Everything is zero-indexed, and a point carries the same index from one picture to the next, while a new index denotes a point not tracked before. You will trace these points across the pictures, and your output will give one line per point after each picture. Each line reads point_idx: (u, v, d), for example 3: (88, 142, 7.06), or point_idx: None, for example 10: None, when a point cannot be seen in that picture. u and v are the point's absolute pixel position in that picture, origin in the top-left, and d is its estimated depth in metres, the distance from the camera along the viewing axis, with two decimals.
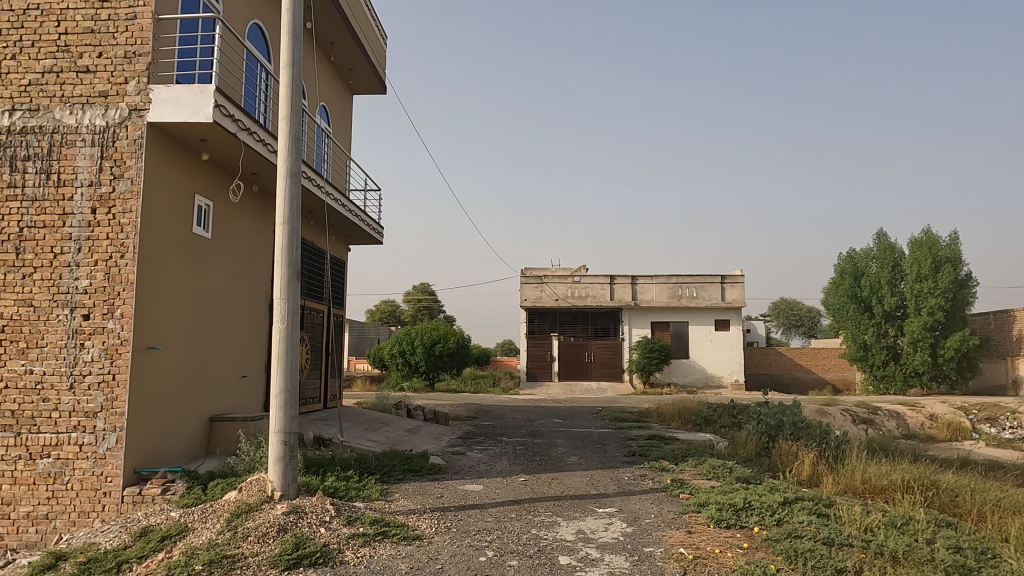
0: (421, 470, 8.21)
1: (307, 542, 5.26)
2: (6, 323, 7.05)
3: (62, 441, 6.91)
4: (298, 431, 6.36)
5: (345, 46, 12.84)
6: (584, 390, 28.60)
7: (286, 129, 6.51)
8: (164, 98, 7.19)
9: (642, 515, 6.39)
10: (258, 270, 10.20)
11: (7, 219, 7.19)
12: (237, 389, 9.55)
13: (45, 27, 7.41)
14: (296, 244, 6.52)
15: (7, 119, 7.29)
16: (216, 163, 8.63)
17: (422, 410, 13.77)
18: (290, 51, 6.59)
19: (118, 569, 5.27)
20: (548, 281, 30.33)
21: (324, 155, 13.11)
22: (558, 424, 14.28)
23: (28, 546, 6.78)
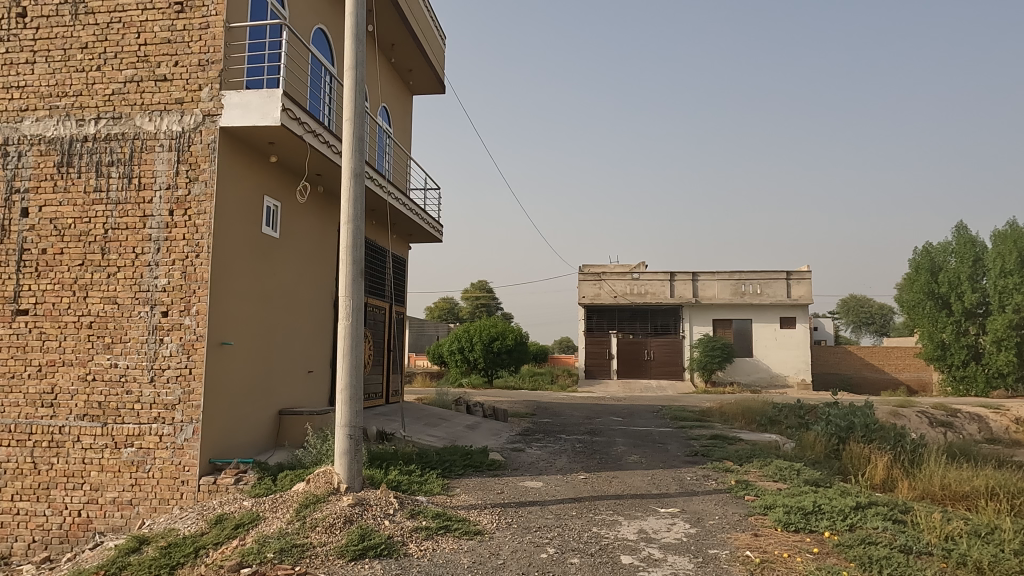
0: (481, 466, 8.27)
1: (372, 534, 5.39)
2: (93, 319, 7.48)
3: (143, 431, 7.28)
4: (362, 425, 6.50)
5: (405, 47, 13.02)
6: (643, 388, 28.22)
7: (349, 130, 6.67)
8: (235, 103, 7.47)
9: (706, 516, 6.25)
10: (322, 268, 10.46)
11: (93, 220, 7.62)
12: (305, 384, 9.87)
13: (126, 39, 7.82)
14: (360, 242, 6.67)
15: (93, 127, 7.73)
16: (283, 165, 8.92)
17: (482, 407, 13.87)
18: (353, 54, 6.74)
19: (196, 554, 5.53)
20: (607, 278, 30.07)
21: (385, 154, 13.33)
22: (618, 422, 14.13)
23: (114, 530, 7.19)
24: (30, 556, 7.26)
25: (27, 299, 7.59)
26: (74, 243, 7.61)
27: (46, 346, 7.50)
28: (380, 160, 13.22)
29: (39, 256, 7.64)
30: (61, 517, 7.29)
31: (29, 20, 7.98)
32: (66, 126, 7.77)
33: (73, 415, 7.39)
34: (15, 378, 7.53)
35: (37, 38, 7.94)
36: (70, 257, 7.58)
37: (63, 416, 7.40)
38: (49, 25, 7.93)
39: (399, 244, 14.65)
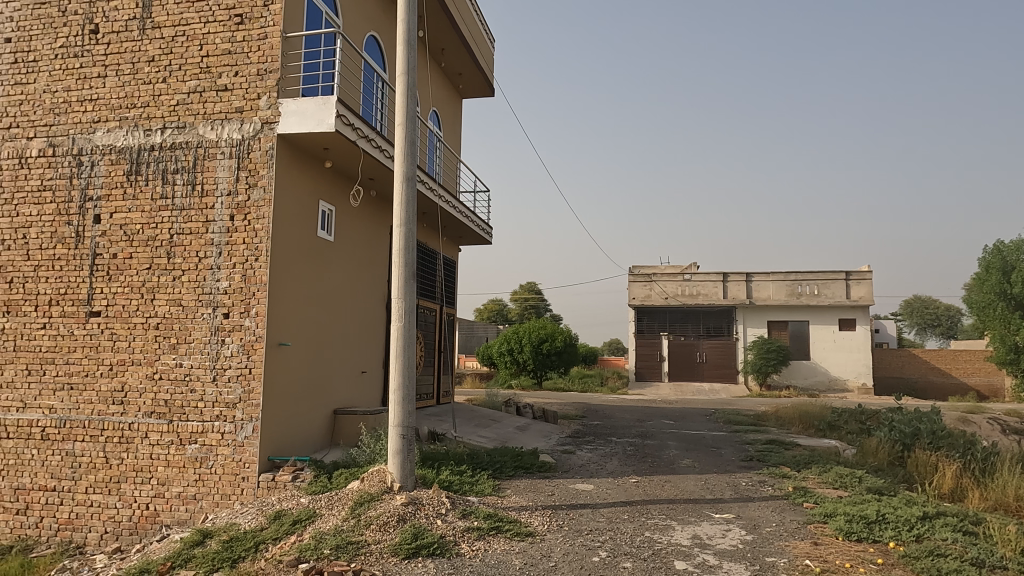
0: (531, 467, 8.28)
1: (425, 533, 5.46)
2: (160, 321, 7.81)
3: (207, 428, 7.56)
4: (415, 426, 6.59)
5: (454, 51, 13.14)
6: (695, 391, 27.74)
7: (401, 134, 6.78)
8: (291, 111, 7.69)
9: (762, 523, 6.10)
10: (375, 270, 10.65)
11: (160, 226, 7.95)
12: (359, 383, 10.06)
13: (190, 51, 8.14)
14: (412, 245, 6.77)
15: (160, 136, 8.08)
16: (337, 170, 9.13)
17: (532, 409, 13.87)
18: (405, 60, 6.85)
19: (256, 548, 5.71)
20: (657, 280, 29.69)
21: (435, 157, 13.49)
22: (670, 426, 13.92)
23: (180, 523, 7.49)
24: (103, 546, 7.63)
25: (100, 301, 7.97)
26: (142, 247, 7.96)
27: (116, 346, 7.86)
28: (431, 164, 13.39)
29: (109, 261, 8.01)
30: (131, 510, 7.64)
31: (101, 36, 8.39)
32: (135, 136, 8.15)
33: (141, 413, 7.73)
34: (89, 376, 7.91)
35: (108, 52, 8.34)
36: (138, 261, 7.94)
37: (132, 413, 7.75)
38: (120, 40, 8.33)
39: (450, 246, 14.80)
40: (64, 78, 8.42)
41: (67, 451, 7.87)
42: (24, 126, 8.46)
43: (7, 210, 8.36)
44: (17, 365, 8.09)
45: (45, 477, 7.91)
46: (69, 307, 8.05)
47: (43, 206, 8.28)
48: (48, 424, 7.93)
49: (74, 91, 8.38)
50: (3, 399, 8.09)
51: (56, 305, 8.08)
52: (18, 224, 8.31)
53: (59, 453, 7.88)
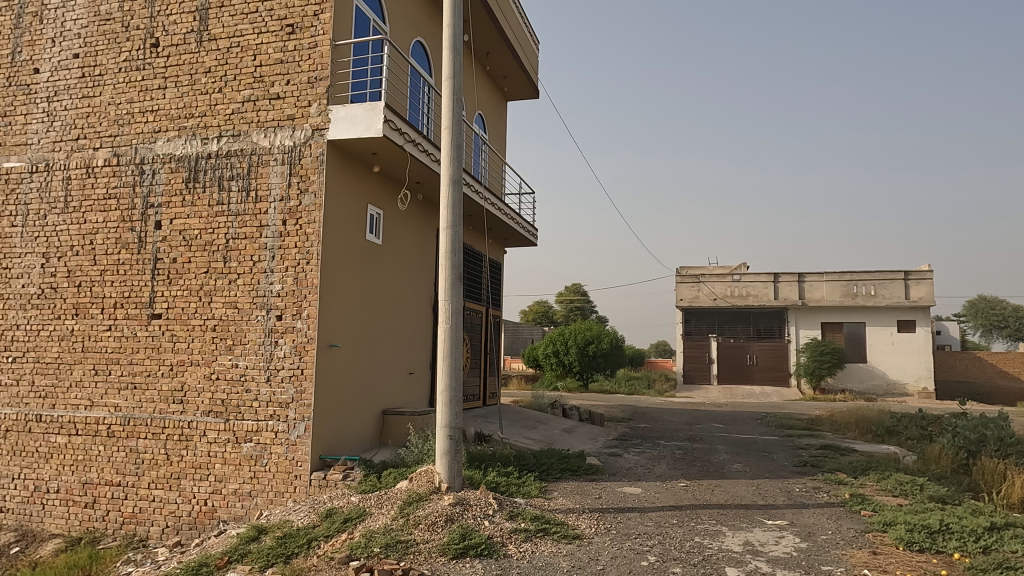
0: (578, 470, 8.25)
1: (472, 534, 5.49)
2: (217, 323, 8.07)
3: (261, 427, 7.78)
4: (462, 427, 6.64)
5: (499, 54, 13.19)
6: (745, 394, 27.15)
7: (448, 138, 6.85)
8: (341, 117, 7.85)
9: (817, 531, 5.93)
10: (422, 272, 10.79)
11: (216, 231, 8.23)
12: (407, 384, 10.20)
13: (244, 61, 8.40)
14: (458, 248, 6.82)
15: (216, 144, 8.36)
16: (385, 174, 9.28)
17: (578, 411, 13.81)
18: (450, 64, 6.92)
19: (309, 545, 5.85)
20: (706, 281, 29.16)
21: (480, 160, 13.57)
22: (720, 429, 13.66)
23: (236, 519, 7.73)
24: (164, 539, 7.93)
25: (161, 303, 8.30)
26: (200, 252, 8.25)
27: (176, 347, 8.17)
28: (476, 166, 13.47)
29: (169, 265, 8.32)
30: (190, 505, 7.91)
31: (161, 49, 8.73)
32: (193, 145, 8.45)
33: (200, 412, 8.01)
34: (151, 376, 8.24)
35: (168, 65, 8.68)
36: (197, 265, 8.23)
37: (191, 412, 8.03)
38: (178, 52, 8.65)
39: (496, 248, 14.85)
40: (127, 91, 8.80)
41: (131, 447, 8.21)
42: (91, 137, 8.86)
43: (76, 217, 8.77)
44: (84, 366, 8.48)
45: (111, 472, 8.27)
46: (133, 309, 8.41)
47: (108, 213, 8.66)
48: (114, 421, 8.29)
49: (136, 102, 8.74)
50: (72, 398, 8.49)
51: (121, 308, 8.44)
52: (85, 230, 8.71)
53: (124, 450, 8.22)
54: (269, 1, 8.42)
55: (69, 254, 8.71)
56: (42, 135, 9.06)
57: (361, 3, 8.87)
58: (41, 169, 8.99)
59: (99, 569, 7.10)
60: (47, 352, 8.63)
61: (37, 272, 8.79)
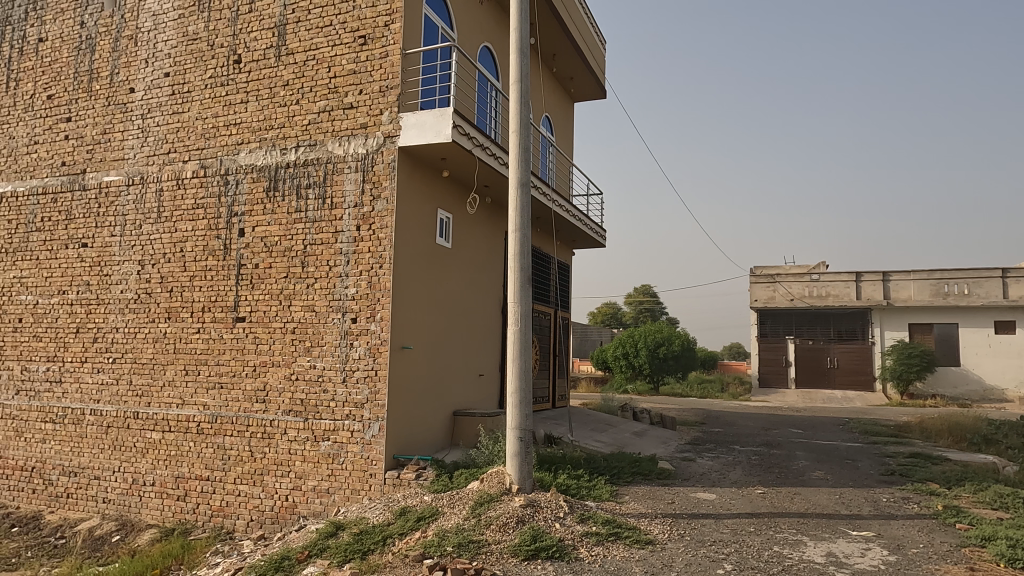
0: (650, 474, 8.11)
1: (543, 536, 5.50)
2: (296, 325, 8.40)
3: (338, 427, 8.03)
4: (532, 428, 6.65)
5: (566, 55, 13.17)
6: (825, 399, 26.02)
7: (516, 141, 6.89)
8: (411, 124, 8.04)
9: (907, 543, 5.62)
10: (491, 275, 10.88)
11: (295, 237, 8.56)
12: (477, 386, 10.31)
13: (319, 73, 8.72)
14: (527, 250, 6.85)
15: (294, 154, 8.71)
16: (454, 178, 9.42)
17: (649, 414, 13.59)
18: (518, 68, 6.96)
19: (384, 542, 6.00)
20: (782, 281, 28.18)
21: (548, 162, 13.58)
22: (799, 435, 13.14)
23: (316, 514, 8.02)
24: (249, 532, 8.31)
25: (245, 307, 8.71)
26: (280, 257, 8.60)
27: (259, 349, 8.55)
28: (544, 168, 13.48)
29: (252, 270, 8.72)
30: (272, 501, 8.26)
31: (243, 65, 9.18)
32: (273, 155, 8.84)
33: (281, 411, 8.35)
34: (236, 376, 8.65)
35: (249, 80, 9.11)
36: (277, 270, 8.59)
37: (273, 411, 8.39)
38: (258, 68, 9.07)
39: (564, 250, 14.82)
40: (212, 106, 9.29)
41: (218, 444, 8.64)
42: (180, 150, 9.40)
43: (168, 227, 9.32)
44: (176, 366, 9.00)
45: (200, 468, 8.71)
46: (219, 313, 8.85)
47: (196, 221, 9.16)
48: (203, 419, 8.75)
49: (221, 117, 9.22)
50: (165, 396, 9.02)
51: (208, 311, 8.91)
52: (176, 238, 9.24)
53: (212, 446, 8.66)
54: (342, 14, 8.70)
55: (162, 261, 9.26)
56: (138, 150, 9.68)
57: (430, 11, 9.05)
58: (137, 182, 9.60)
59: (191, 559, 7.50)
60: (143, 353, 9.20)
61: (134, 278, 9.39)
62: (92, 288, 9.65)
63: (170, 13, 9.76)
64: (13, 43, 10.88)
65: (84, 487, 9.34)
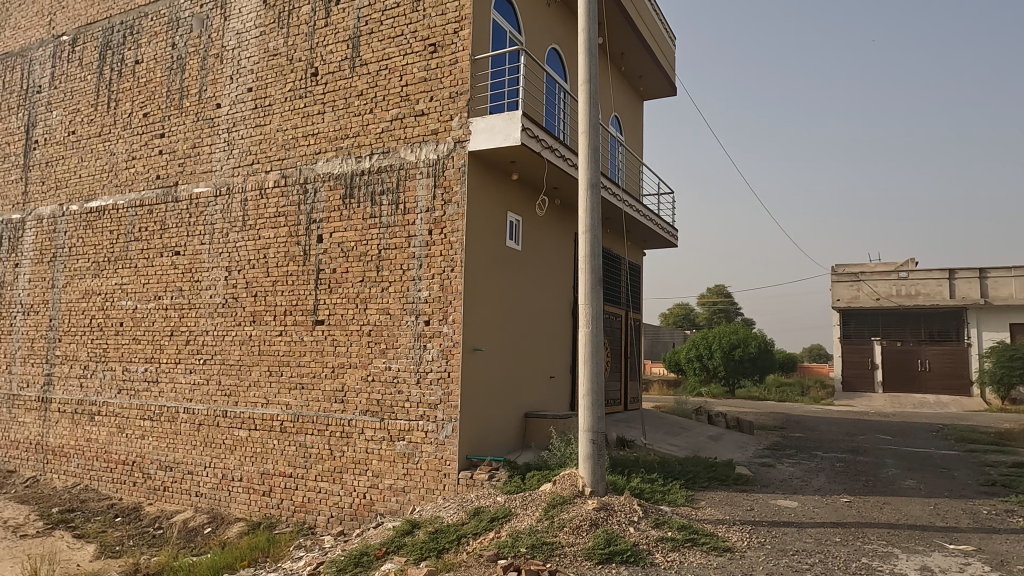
0: (727, 479, 7.90)
1: (618, 539, 5.44)
2: (372, 328, 8.65)
3: (413, 427, 8.21)
4: (604, 431, 6.59)
5: (635, 54, 13.01)
6: (916, 404, 24.60)
7: (585, 142, 6.86)
8: (481, 128, 8.13)
9: (1012, 559, 5.24)
10: (561, 277, 10.86)
11: (370, 242, 8.82)
12: (548, 388, 10.31)
13: (392, 82, 8.95)
14: (597, 252, 6.80)
15: (369, 161, 8.97)
16: (523, 181, 9.47)
17: (725, 418, 13.22)
18: (586, 68, 6.92)
19: (458, 541, 6.09)
20: (866, 279, 26.87)
21: (617, 162, 13.44)
22: (887, 442, 12.49)
23: (392, 512, 8.22)
24: (330, 528, 8.61)
25: (323, 310, 9.03)
26: (356, 262, 8.88)
27: (337, 351, 8.84)
28: (614, 169, 13.35)
29: (330, 275, 9.04)
30: (351, 498, 8.53)
31: (319, 77, 9.53)
32: (349, 163, 9.13)
33: (358, 411, 8.61)
34: (316, 377, 8.98)
35: (326, 91, 9.45)
36: (353, 274, 8.87)
37: (350, 411, 8.66)
38: (334, 79, 9.40)
39: (634, 250, 14.63)
40: (292, 118, 9.69)
41: (300, 442, 8.99)
42: (263, 161, 9.85)
43: (252, 234, 9.78)
44: (261, 368, 9.43)
45: (284, 464, 9.07)
46: (300, 316, 9.22)
47: (278, 229, 9.57)
48: (286, 418, 9.13)
49: (300, 128, 9.60)
50: (251, 396, 9.46)
51: (290, 315, 9.29)
52: (260, 245, 9.68)
53: (295, 444, 9.02)
54: (412, 24, 8.91)
55: (247, 267, 9.73)
56: (224, 162, 10.21)
57: (498, 16, 9.14)
58: (224, 193, 10.13)
59: (276, 552, 7.83)
60: (231, 355, 9.69)
61: (222, 284, 9.91)
62: (185, 293, 10.24)
63: (253, 31, 10.25)
64: (113, 66, 11.70)
65: (179, 481, 9.92)
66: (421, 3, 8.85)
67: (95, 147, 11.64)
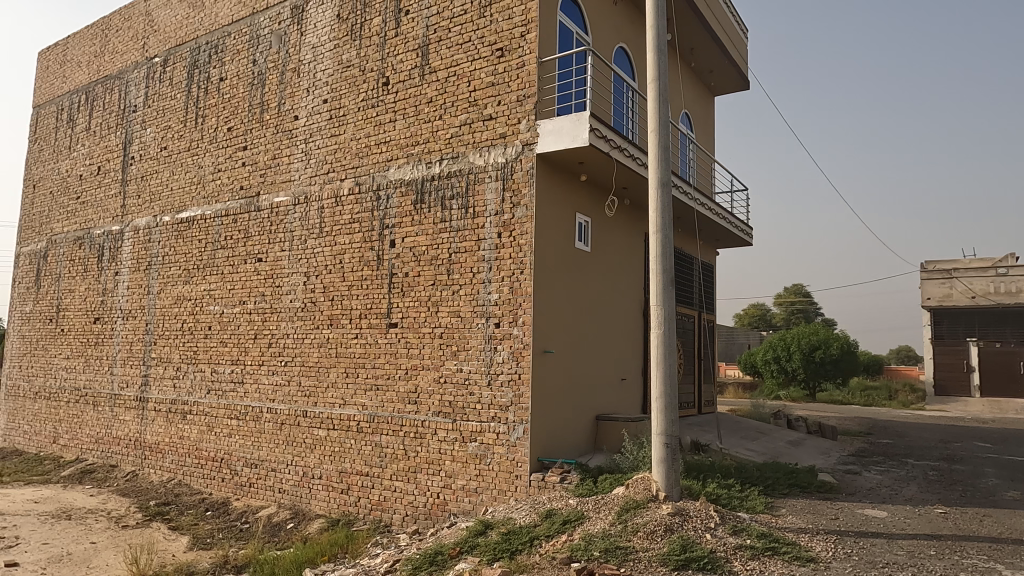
0: (809, 486, 7.58)
1: (694, 546, 5.32)
2: (443, 330, 8.79)
3: (485, 428, 8.29)
4: (678, 434, 6.46)
5: (705, 48, 12.71)
6: (1019, 409, 22.90)
7: (655, 140, 6.75)
8: (549, 130, 8.14)
9: None
10: (631, 278, 10.72)
11: (441, 246, 8.97)
12: (619, 391, 10.18)
13: (460, 88, 9.08)
14: (668, 252, 6.68)
15: (439, 166, 9.13)
16: (592, 182, 9.41)
17: (805, 422, 12.71)
18: (655, 66, 6.82)
19: (531, 543, 6.11)
20: (960, 276, 25.23)
21: (688, 160, 13.16)
22: (986, 449, 11.68)
23: (465, 512, 8.32)
24: (405, 526, 8.80)
25: (397, 313, 9.24)
26: (427, 266, 9.05)
27: (410, 353, 9.04)
28: (684, 167, 13.08)
29: (403, 279, 9.25)
30: (425, 497, 8.69)
31: (390, 86, 9.78)
32: (420, 169, 9.32)
33: (431, 412, 8.76)
34: (390, 379, 9.20)
35: (396, 100, 9.69)
36: (424, 278, 9.04)
37: (424, 412, 8.82)
38: (405, 88, 9.62)
39: (707, 249, 14.28)
40: (365, 127, 9.98)
41: (376, 442, 9.23)
42: (338, 170, 10.18)
43: (328, 240, 10.13)
44: (338, 369, 9.74)
45: (361, 463, 9.34)
46: (374, 319, 9.47)
47: (353, 234, 9.87)
48: (362, 418, 9.39)
49: (373, 136, 9.87)
50: (329, 396, 9.79)
51: (365, 318, 9.57)
52: (336, 250, 10.02)
53: (371, 444, 9.27)
54: (480, 29, 9.00)
55: (324, 272, 10.08)
56: (302, 172, 10.62)
57: (565, 17, 9.12)
58: (302, 201, 10.54)
59: (354, 548, 8.07)
60: (310, 357, 10.06)
61: (301, 289, 10.31)
62: (267, 297, 10.71)
63: (327, 44, 10.62)
64: (200, 83, 12.38)
65: (264, 477, 10.37)
66: (488, 9, 8.94)
67: (184, 161, 12.34)
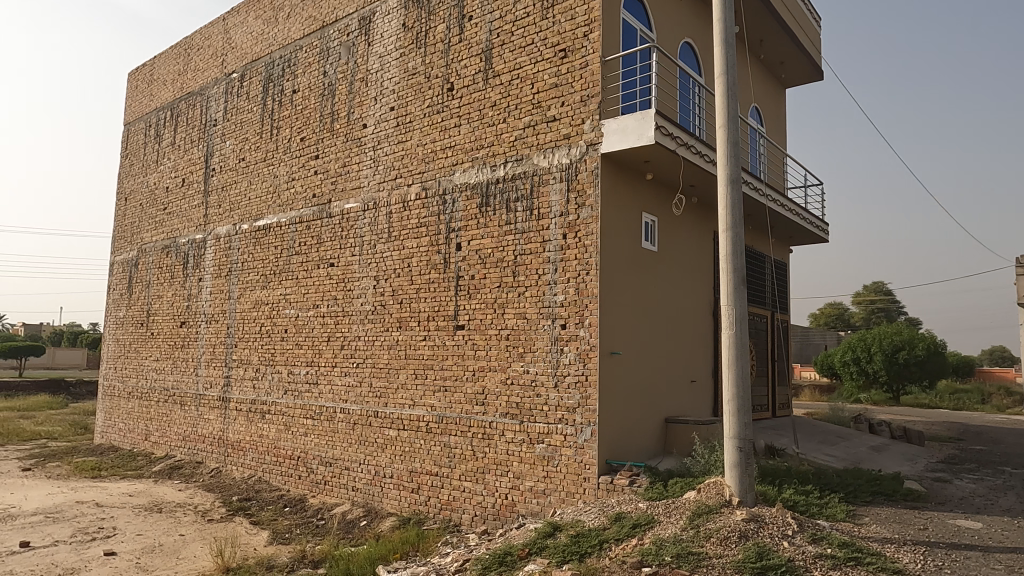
0: (894, 494, 7.21)
1: (771, 553, 5.15)
2: (509, 332, 8.83)
3: (552, 430, 8.28)
4: (752, 438, 6.27)
5: (774, 39, 12.31)
6: None
7: (723, 136, 6.58)
8: (613, 130, 8.07)
9: None
10: (701, 277, 10.49)
11: (506, 248, 9.02)
12: (689, 393, 9.97)
13: (524, 91, 9.11)
14: (739, 250, 6.49)
15: (503, 169, 9.19)
16: (658, 180, 9.26)
17: (889, 426, 12.09)
18: (723, 59, 6.65)
19: (601, 546, 6.06)
20: None
21: (758, 155, 12.77)
22: None
23: (534, 514, 8.33)
24: (474, 526, 8.89)
25: (464, 315, 9.36)
26: (493, 268, 9.11)
27: (477, 355, 9.13)
28: (755, 162, 12.70)
29: (469, 281, 9.35)
30: (494, 498, 8.75)
31: (455, 92, 9.92)
32: (485, 172, 9.41)
33: (499, 413, 8.82)
34: (458, 380, 9.32)
35: (461, 105, 9.82)
36: (491, 280, 9.11)
37: (491, 413, 8.89)
38: (469, 93, 9.74)
39: (780, 247, 13.81)
40: (431, 132, 10.16)
41: (444, 443, 9.37)
42: (406, 176, 10.40)
43: (397, 244, 10.36)
44: (407, 371, 9.95)
45: (430, 463, 9.49)
46: (442, 322, 9.62)
47: (420, 238, 10.05)
48: (431, 419, 9.55)
49: (438, 141, 10.03)
50: (400, 397, 10.01)
51: (432, 320, 9.73)
52: (404, 254, 10.23)
53: (440, 444, 9.41)
54: (542, 31, 9.01)
55: (393, 276, 10.31)
56: (371, 178, 10.90)
57: (628, 15, 9.02)
58: (371, 207, 10.82)
59: (425, 547, 8.21)
60: (381, 359, 10.31)
61: (372, 292, 10.58)
62: (339, 301, 11.05)
63: (394, 53, 10.87)
64: (274, 96, 12.90)
65: (338, 475, 10.69)
66: (550, 11, 8.95)
67: (261, 171, 12.89)
